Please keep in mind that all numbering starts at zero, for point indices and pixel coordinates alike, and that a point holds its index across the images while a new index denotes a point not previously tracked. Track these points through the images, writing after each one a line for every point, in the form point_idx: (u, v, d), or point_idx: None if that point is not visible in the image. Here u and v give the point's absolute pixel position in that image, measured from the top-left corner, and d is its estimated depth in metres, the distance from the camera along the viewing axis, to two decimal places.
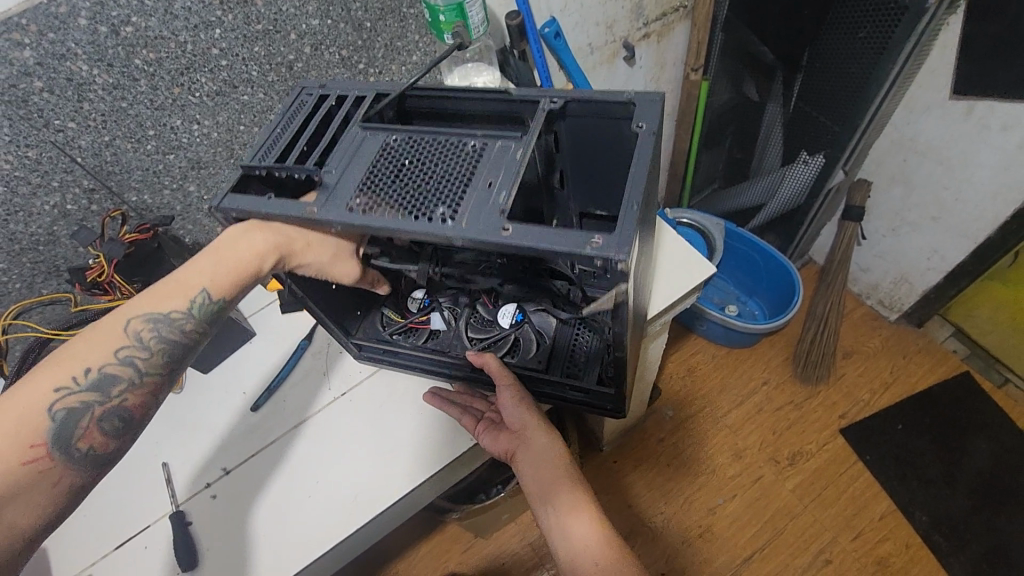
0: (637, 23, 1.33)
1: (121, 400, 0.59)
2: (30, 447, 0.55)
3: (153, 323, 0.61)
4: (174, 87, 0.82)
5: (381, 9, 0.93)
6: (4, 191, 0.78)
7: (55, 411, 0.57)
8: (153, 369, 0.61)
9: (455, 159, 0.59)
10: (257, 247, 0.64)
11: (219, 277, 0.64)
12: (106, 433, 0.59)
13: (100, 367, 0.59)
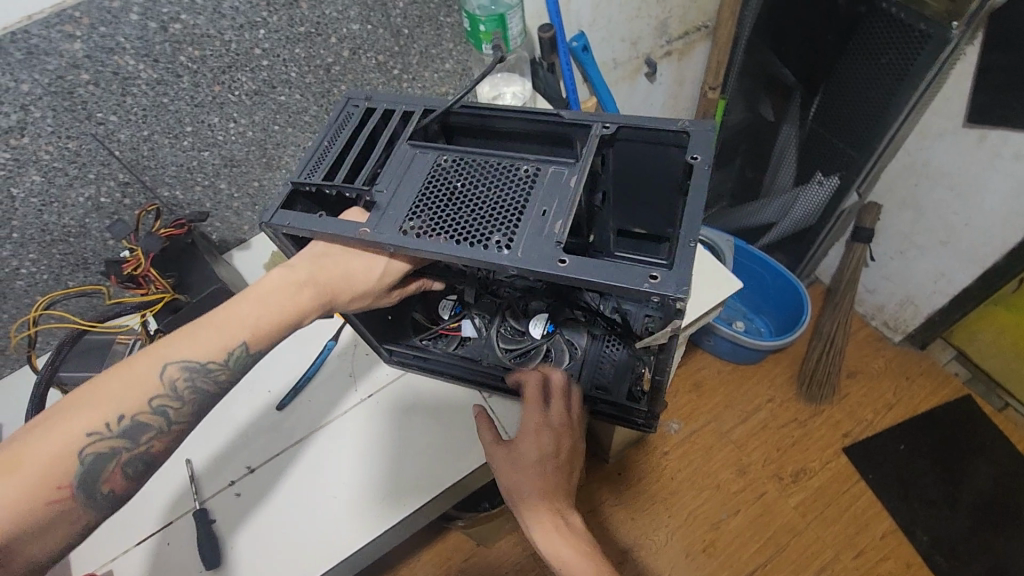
0: (660, 40, 1.35)
1: (148, 447, 0.58)
2: (56, 488, 0.52)
3: (188, 371, 0.59)
4: (215, 85, 0.83)
5: (419, 17, 0.94)
6: (41, 182, 0.78)
7: (85, 455, 0.54)
8: (183, 418, 0.60)
9: (509, 184, 0.60)
10: (299, 299, 0.63)
11: (258, 327, 0.62)
12: (128, 476, 0.57)
13: (133, 415, 0.56)
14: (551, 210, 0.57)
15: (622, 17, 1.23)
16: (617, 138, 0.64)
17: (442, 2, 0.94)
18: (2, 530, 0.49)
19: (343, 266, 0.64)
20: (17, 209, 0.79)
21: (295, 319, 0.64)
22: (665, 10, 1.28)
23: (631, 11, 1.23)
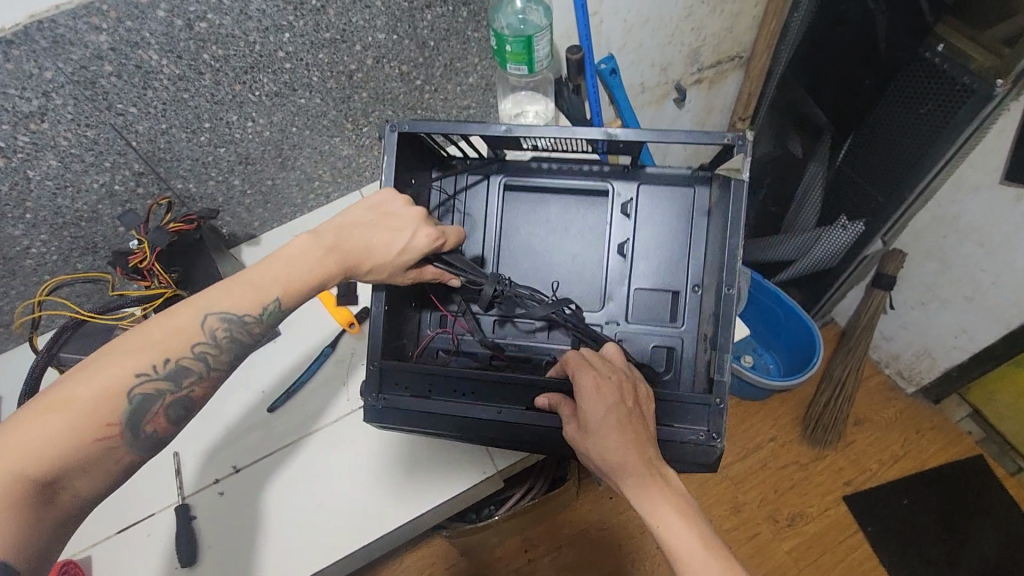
0: (691, 67, 1.33)
1: (189, 391, 0.56)
2: (106, 425, 0.50)
3: (228, 320, 0.57)
4: (236, 84, 0.83)
5: (446, 30, 0.94)
6: (57, 166, 0.79)
7: (134, 394, 0.52)
8: (221, 366, 0.58)
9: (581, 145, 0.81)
10: (327, 264, 0.62)
11: (293, 283, 0.60)
12: (171, 420, 0.56)
13: (178, 358, 0.55)
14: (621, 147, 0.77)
15: (653, 42, 1.21)
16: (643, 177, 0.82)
17: (470, 17, 0.94)
18: (54, 465, 0.47)
19: (365, 236, 0.65)
20: (32, 190, 0.80)
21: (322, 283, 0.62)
22: (697, 38, 1.27)
23: (662, 37, 1.21)
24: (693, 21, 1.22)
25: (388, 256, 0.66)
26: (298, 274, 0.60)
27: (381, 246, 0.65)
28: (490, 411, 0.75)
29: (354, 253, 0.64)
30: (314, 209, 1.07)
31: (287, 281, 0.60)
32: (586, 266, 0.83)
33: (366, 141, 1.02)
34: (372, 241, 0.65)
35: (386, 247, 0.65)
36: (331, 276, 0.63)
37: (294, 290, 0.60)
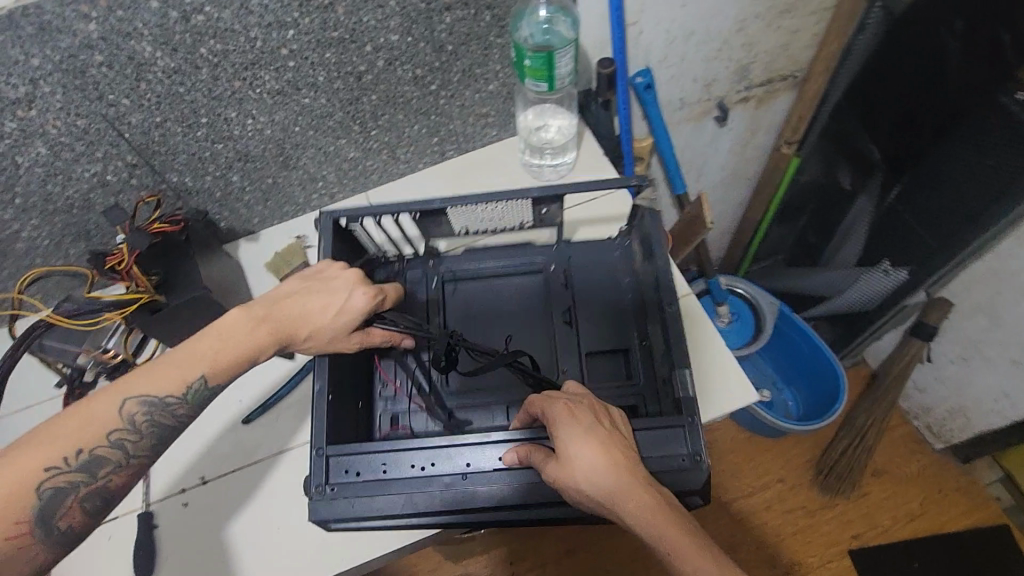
0: (739, 85, 1.23)
1: (106, 481, 0.56)
2: (14, 522, 0.51)
3: (149, 406, 0.57)
4: (235, 80, 0.78)
5: (466, 35, 0.86)
6: (46, 154, 0.76)
7: (43, 489, 0.52)
8: (141, 451, 0.57)
9: (506, 217, 0.85)
10: (258, 337, 0.61)
11: (219, 362, 0.60)
12: (88, 511, 0.55)
13: (91, 450, 0.54)
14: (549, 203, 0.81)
15: (697, 57, 1.11)
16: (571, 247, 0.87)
17: (493, 22, 0.86)
18: None
19: (301, 303, 0.64)
20: (22, 175, 0.77)
21: (255, 355, 0.62)
22: (747, 55, 1.16)
23: (708, 52, 1.11)
24: (744, 36, 1.12)
25: (328, 322, 0.65)
26: (228, 351, 0.60)
27: (318, 315, 0.64)
28: (455, 479, 0.66)
29: (291, 323, 0.63)
30: (317, 208, 1.03)
31: (213, 360, 0.59)
32: (537, 326, 0.82)
33: (375, 145, 0.97)
34: (311, 310, 0.64)
35: (327, 313, 0.65)
36: (264, 347, 0.61)
37: (217, 371, 0.60)
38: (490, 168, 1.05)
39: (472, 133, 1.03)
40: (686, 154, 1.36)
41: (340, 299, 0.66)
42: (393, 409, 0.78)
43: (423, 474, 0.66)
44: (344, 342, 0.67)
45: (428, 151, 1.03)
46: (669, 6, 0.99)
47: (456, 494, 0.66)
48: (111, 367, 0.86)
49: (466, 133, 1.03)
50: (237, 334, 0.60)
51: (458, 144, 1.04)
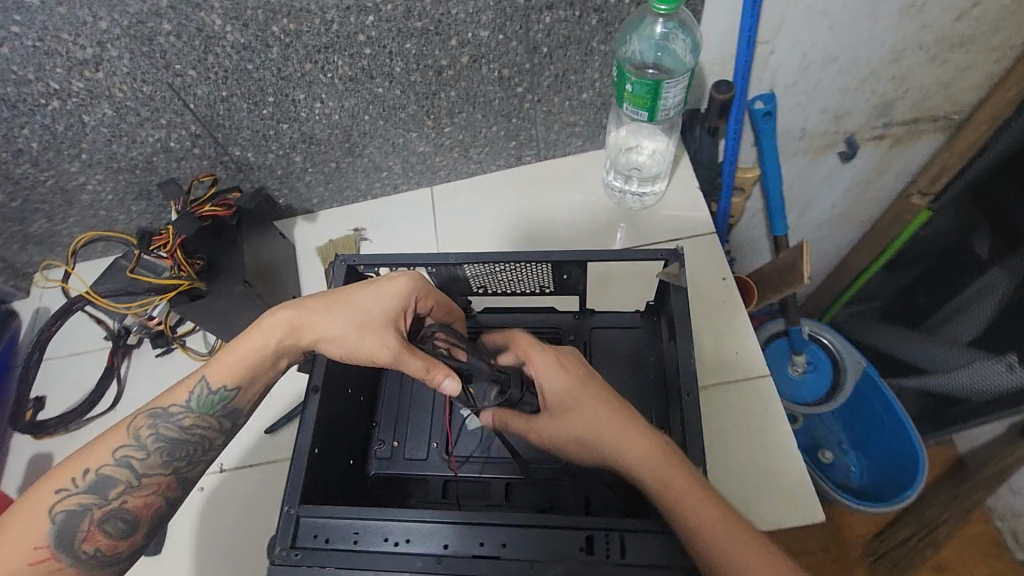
0: (876, 121, 1.04)
1: (121, 502, 0.55)
2: (34, 548, 0.52)
3: (154, 418, 0.57)
4: (306, 62, 0.72)
5: (565, 37, 0.75)
6: (112, 116, 0.74)
7: (56, 513, 0.53)
8: (154, 469, 0.56)
9: (533, 281, 0.74)
10: (268, 327, 0.61)
11: (219, 363, 0.60)
12: (112, 535, 0.54)
13: (98, 470, 0.55)
14: (573, 268, 0.70)
15: (834, 86, 0.94)
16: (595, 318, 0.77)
17: (599, 26, 0.74)
18: None
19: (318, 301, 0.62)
20: (88, 133, 0.76)
21: (266, 348, 0.61)
22: (896, 89, 0.97)
23: (849, 81, 0.94)
24: (898, 68, 0.93)
25: (357, 312, 0.61)
26: (263, 341, 0.61)
27: (346, 306, 0.61)
28: (428, 563, 0.53)
29: (318, 317, 0.61)
30: (379, 197, 0.98)
31: (246, 350, 0.61)
32: None
33: (447, 142, 0.89)
34: (342, 303, 0.62)
35: (358, 304, 0.61)
36: (295, 337, 0.61)
37: (244, 364, 0.60)
38: (568, 183, 0.96)
39: (555, 140, 0.93)
40: (795, 187, 1.19)
41: (372, 293, 0.62)
42: (389, 446, 0.74)
43: (394, 553, 0.54)
44: (369, 341, 0.60)
45: (503, 154, 0.94)
46: (814, 26, 0.83)
47: None
48: (155, 333, 0.86)
49: (548, 140, 0.93)
50: (262, 325, 0.60)
51: (538, 151, 0.95)
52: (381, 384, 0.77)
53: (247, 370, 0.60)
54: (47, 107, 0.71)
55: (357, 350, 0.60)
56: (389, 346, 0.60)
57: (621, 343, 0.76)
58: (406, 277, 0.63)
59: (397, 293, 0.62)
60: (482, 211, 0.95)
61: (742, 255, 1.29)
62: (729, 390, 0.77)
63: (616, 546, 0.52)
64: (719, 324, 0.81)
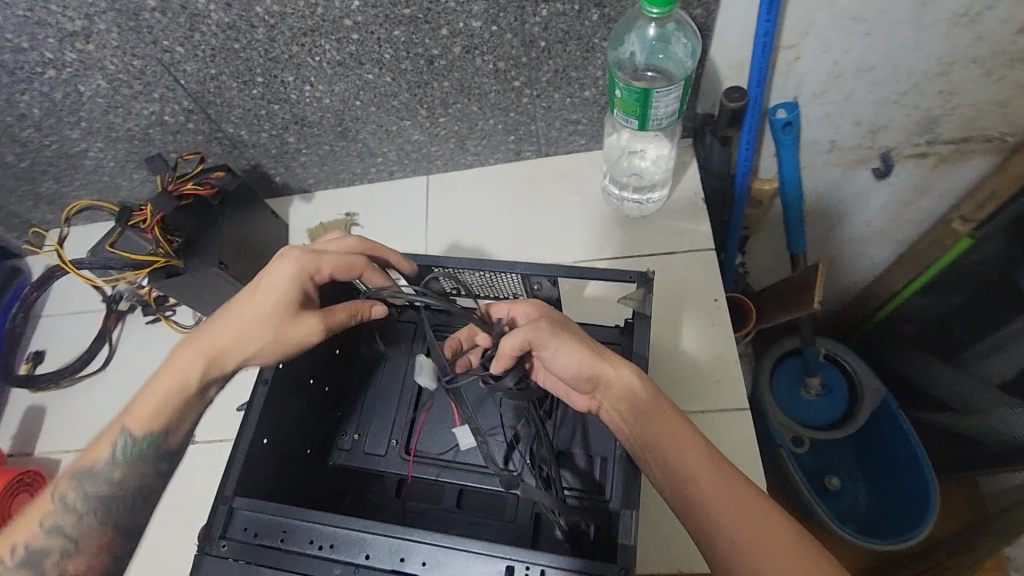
0: (917, 138, 0.95)
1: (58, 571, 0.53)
2: None
3: (79, 481, 0.56)
4: (293, 45, 0.70)
5: (564, 32, 0.71)
6: (106, 87, 0.75)
7: None
8: (90, 532, 0.55)
9: (506, 288, 0.71)
10: (178, 368, 0.58)
11: (134, 412, 0.57)
12: None
13: (27, 543, 0.53)
14: (542, 280, 0.66)
15: (869, 97, 0.86)
16: None
17: (600, 22, 0.69)
18: None
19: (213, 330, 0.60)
20: (85, 103, 0.77)
21: (185, 385, 0.58)
22: (941, 105, 0.88)
23: (886, 94, 0.85)
24: (944, 82, 0.84)
25: (262, 312, 0.59)
26: (178, 378, 0.58)
27: (248, 317, 0.59)
28: (346, 571, 0.53)
29: (224, 333, 0.59)
30: (375, 182, 0.97)
31: (164, 390, 0.58)
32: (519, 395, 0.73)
33: (442, 132, 0.86)
34: (241, 316, 0.59)
35: (258, 309, 0.59)
36: (214, 365, 0.59)
37: (169, 402, 0.58)
38: (567, 182, 0.92)
39: (557, 137, 0.89)
40: (822, 201, 1.11)
41: (263, 291, 0.60)
42: (348, 438, 0.73)
43: (317, 557, 0.54)
44: (294, 332, 0.60)
45: (502, 148, 0.91)
46: (846, 33, 0.75)
47: None
48: (144, 301, 0.88)
49: (549, 136, 0.89)
50: (172, 365, 0.58)
51: (538, 146, 0.91)
52: (348, 377, 0.76)
53: (172, 408, 0.58)
54: (44, 76, 0.72)
55: (287, 345, 0.60)
56: (316, 330, 0.60)
57: None
58: (290, 260, 0.61)
59: (290, 283, 0.60)
60: (476, 205, 0.93)
61: (759, 268, 1.22)
62: (697, 421, 0.74)
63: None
64: (699, 350, 0.78)
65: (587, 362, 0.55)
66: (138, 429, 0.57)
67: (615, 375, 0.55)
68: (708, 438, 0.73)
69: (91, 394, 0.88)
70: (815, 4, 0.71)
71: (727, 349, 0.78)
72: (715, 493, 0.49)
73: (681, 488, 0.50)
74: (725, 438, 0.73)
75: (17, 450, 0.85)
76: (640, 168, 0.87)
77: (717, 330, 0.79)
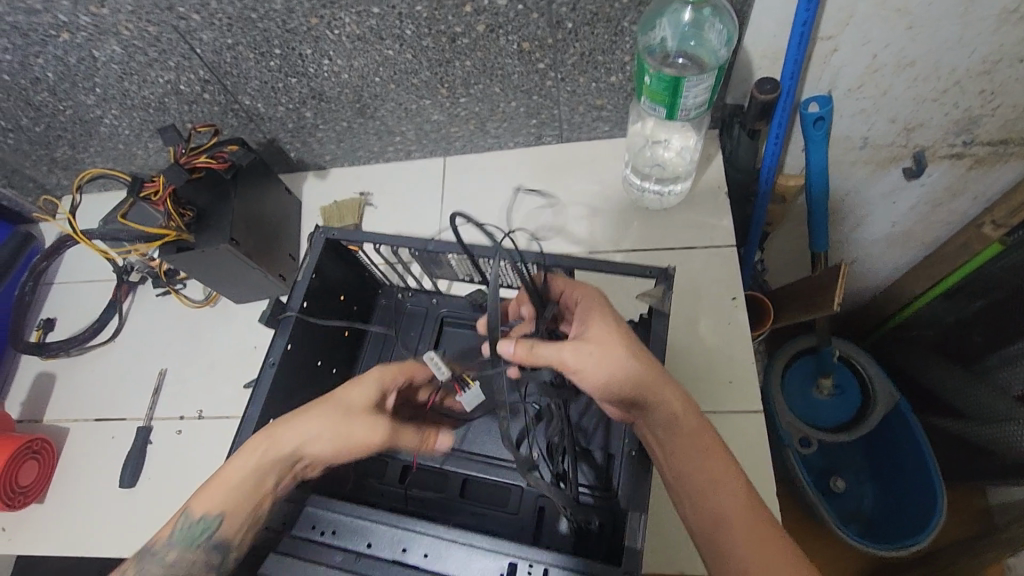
0: (953, 138, 0.91)
1: None
2: None
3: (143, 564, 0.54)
4: (312, 17, 0.68)
5: (593, 14, 0.68)
6: (121, 54, 0.73)
7: None
8: None
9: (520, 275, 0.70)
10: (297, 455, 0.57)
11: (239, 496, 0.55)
12: None
13: None
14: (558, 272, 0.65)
15: (907, 94, 0.82)
16: None
17: (632, 4, 0.66)
18: None
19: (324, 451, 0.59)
20: (99, 69, 0.75)
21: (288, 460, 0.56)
22: (982, 105, 0.84)
23: (925, 91, 0.81)
24: (987, 81, 0.80)
25: (334, 411, 0.56)
26: (241, 469, 0.53)
27: (320, 411, 0.55)
28: (347, 559, 0.52)
29: (289, 429, 0.54)
30: (393, 161, 0.95)
31: (224, 480, 0.53)
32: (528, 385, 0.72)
33: (463, 113, 0.84)
34: (312, 411, 0.55)
35: (334, 407, 0.56)
36: (278, 454, 0.53)
37: (239, 503, 0.53)
38: (587, 169, 0.89)
39: (579, 123, 0.87)
40: (847, 200, 1.08)
41: (341, 391, 0.57)
42: None
43: (318, 543, 0.53)
44: (359, 428, 0.56)
45: (523, 132, 0.89)
46: (888, 25, 0.71)
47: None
48: (154, 273, 0.88)
49: (572, 122, 0.86)
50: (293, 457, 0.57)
51: (560, 132, 0.89)
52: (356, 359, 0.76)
53: (239, 509, 0.53)
54: (58, 39, 0.71)
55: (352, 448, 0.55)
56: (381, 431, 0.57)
57: None
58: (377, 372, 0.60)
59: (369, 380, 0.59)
60: (493, 189, 0.91)
61: (778, 265, 1.19)
62: (707, 421, 0.73)
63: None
64: (714, 348, 0.76)
65: (631, 381, 0.51)
66: (199, 511, 0.53)
67: (660, 403, 0.52)
68: (719, 440, 0.71)
69: (102, 364, 0.88)
70: None
71: (743, 348, 0.76)
72: (743, 536, 0.48)
73: (710, 526, 0.50)
74: (734, 439, 0.71)
75: (25, 418, 0.86)
76: (663, 158, 0.85)
77: (734, 328, 0.77)
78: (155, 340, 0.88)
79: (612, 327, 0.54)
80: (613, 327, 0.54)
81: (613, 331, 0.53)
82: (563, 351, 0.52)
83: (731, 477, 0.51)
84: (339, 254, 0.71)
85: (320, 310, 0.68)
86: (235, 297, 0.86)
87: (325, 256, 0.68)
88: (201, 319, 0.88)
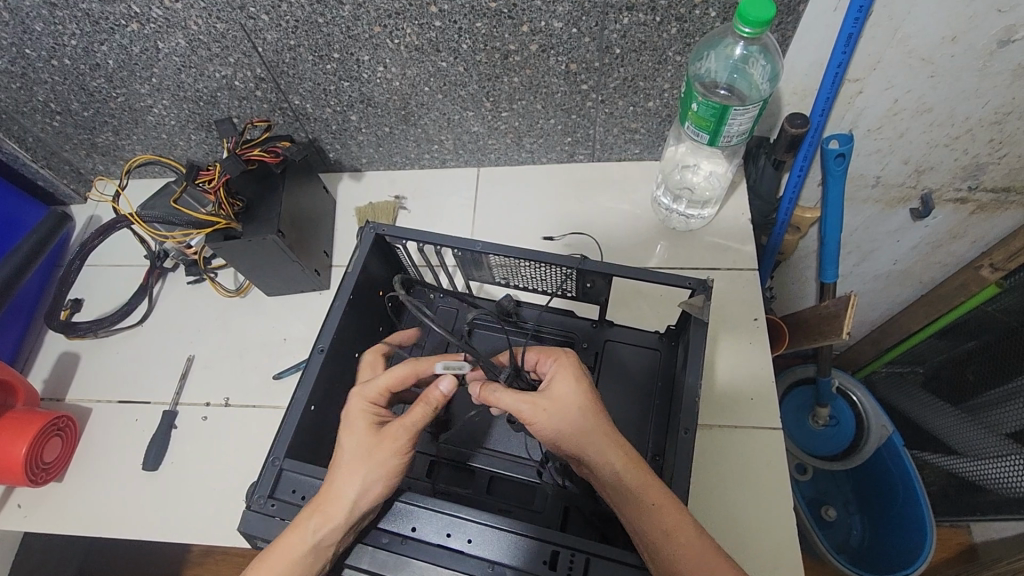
0: (960, 182, 0.96)
1: None
2: None
3: None
4: (375, 25, 0.72)
5: (641, 42, 0.72)
6: (184, 47, 0.75)
7: None
8: None
9: (556, 281, 0.73)
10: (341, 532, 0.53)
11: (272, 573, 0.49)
12: None
13: None
14: (597, 278, 0.68)
15: (922, 138, 0.88)
16: (612, 329, 0.75)
17: (678, 36, 0.71)
18: None
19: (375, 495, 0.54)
20: (160, 59, 0.77)
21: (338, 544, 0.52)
22: (991, 153, 0.90)
23: (939, 136, 0.87)
24: (996, 132, 0.85)
25: (356, 447, 0.54)
26: (296, 544, 0.50)
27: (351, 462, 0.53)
28: (394, 541, 0.55)
29: (331, 484, 0.52)
30: (428, 169, 0.98)
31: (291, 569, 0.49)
32: None
33: (502, 126, 0.88)
34: (339, 462, 0.53)
35: (352, 446, 0.54)
36: (327, 518, 0.50)
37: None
38: (616, 189, 0.93)
39: (613, 144, 0.91)
40: (855, 235, 1.13)
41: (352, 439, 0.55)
42: None
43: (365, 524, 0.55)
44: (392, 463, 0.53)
45: (556, 148, 0.93)
46: (912, 73, 0.77)
47: (391, 563, 0.53)
48: (188, 261, 0.89)
49: (605, 142, 0.91)
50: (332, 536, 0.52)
51: (592, 151, 0.93)
52: None
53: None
54: (126, 29, 0.73)
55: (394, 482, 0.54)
56: (404, 436, 0.54)
57: (638, 361, 0.73)
58: (354, 395, 0.58)
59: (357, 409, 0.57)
60: (524, 202, 0.94)
61: (786, 293, 1.24)
62: (730, 434, 0.76)
63: (579, 566, 0.52)
64: (734, 363, 0.80)
65: (577, 432, 0.53)
66: None
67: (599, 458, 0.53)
68: (734, 454, 0.74)
69: (128, 347, 0.89)
70: (886, 42, 0.73)
71: (760, 366, 0.79)
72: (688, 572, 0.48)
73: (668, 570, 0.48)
74: (749, 453, 0.74)
75: (48, 395, 0.86)
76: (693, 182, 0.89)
77: (755, 349, 0.80)
78: (185, 329, 0.89)
79: (561, 370, 0.57)
80: (566, 375, 0.56)
81: (567, 378, 0.56)
82: (521, 403, 0.55)
83: (683, 519, 0.51)
84: (384, 250, 0.73)
85: (362, 302, 0.70)
86: (268, 290, 0.88)
87: (373, 251, 0.70)
88: (233, 309, 0.90)
